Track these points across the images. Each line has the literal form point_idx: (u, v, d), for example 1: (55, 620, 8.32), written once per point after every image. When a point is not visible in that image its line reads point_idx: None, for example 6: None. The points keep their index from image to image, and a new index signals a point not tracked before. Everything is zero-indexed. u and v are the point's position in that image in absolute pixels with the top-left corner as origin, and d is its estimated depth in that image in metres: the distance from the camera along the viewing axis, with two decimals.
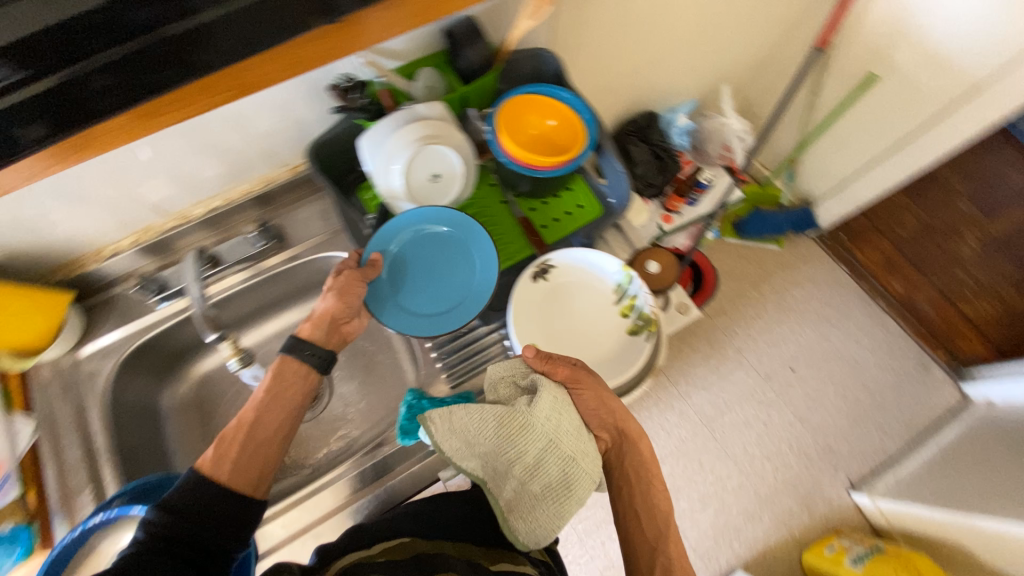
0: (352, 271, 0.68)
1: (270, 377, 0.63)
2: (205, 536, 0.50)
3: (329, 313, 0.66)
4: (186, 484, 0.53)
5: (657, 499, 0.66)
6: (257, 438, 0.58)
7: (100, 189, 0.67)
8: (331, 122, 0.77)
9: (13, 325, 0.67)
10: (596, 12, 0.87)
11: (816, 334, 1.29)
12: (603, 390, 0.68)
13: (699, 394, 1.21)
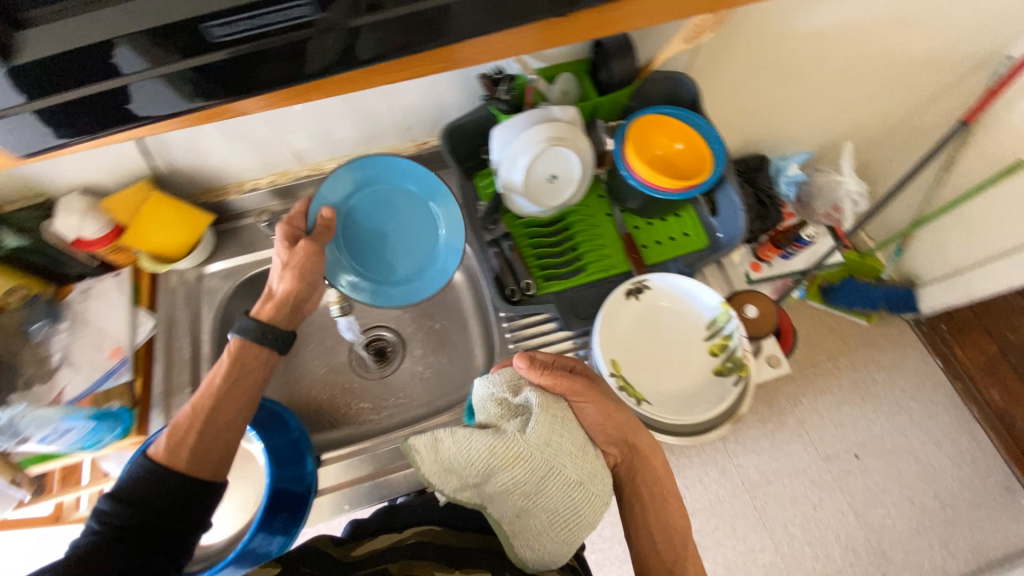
0: (308, 241, 0.68)
1: (229, 362, 0.62)
2: (167, 523, 0.53)
3: (291, 294, 0.67)
4: (141, 474, 0.55)
5: (676, 516, 0.63)
6: (216, 424, 0.59)
7: (263, 130, 0.75)
8: (466, 108, 0.82)
9: (162, 232, 0.77)
10: (738, 48, 0.87)
11: (893, 426, 1.20)
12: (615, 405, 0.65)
13: (748, 456, 1.16)
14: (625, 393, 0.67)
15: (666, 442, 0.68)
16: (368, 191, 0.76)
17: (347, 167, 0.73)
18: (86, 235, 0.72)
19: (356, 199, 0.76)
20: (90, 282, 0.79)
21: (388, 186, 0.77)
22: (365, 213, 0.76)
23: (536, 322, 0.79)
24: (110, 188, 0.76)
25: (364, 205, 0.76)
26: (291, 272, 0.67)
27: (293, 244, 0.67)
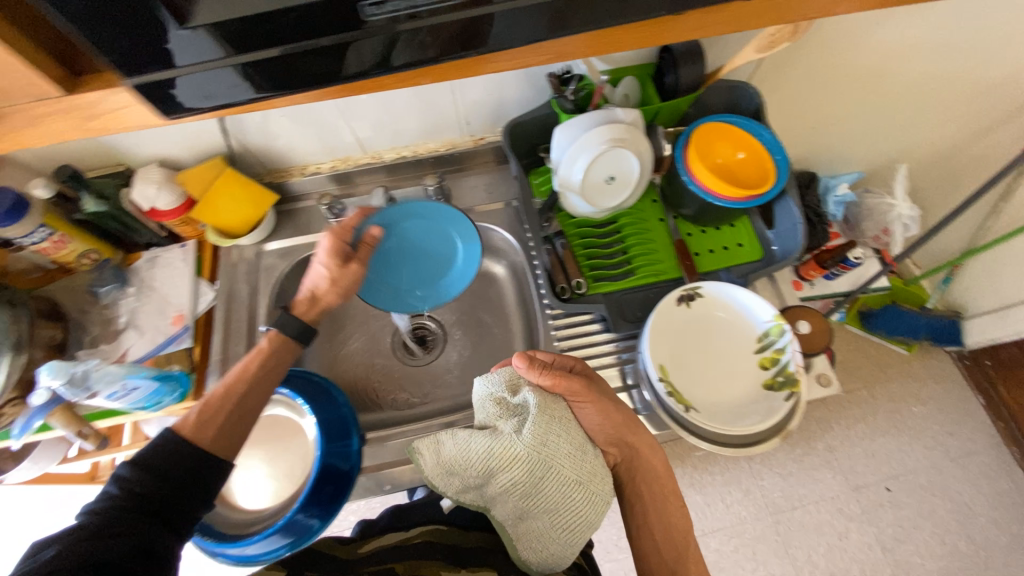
0: (359, 264, 0.70)
1: (258, 351, 0.65)
2: (181, 497, 0.53)
3: (331, 305, 0.70)
4: (163, 446, 0.55)
5: (677, 517, 0.65)
6: (241, 407, 0.61)
7: (330, 117, 0.77)
8: (527, 106, 0.83)
9: (231, 207, 0.80)
10: (802, 61, 0.86)
11: (929, 461, 1.17)
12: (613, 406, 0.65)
13: (773, 478, 1.16)
14: (673, 399, 0.66)
15: (708, 451, 0.66)
16: (416, 219, 0.78)
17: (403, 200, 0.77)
18: (160, 205, 0.75)
19: (405, 220, 0.77)
20: (156, 251, 0.82)
21: (434, 217, 0.78)
22: (406, 236, 0.77)
23: (579, 321, 0.79)
24: (185, 163, 0.80)
25: (409, 228, 0.77)
26: (337, 287, 0.68)
27: (343, 261, 0.69)
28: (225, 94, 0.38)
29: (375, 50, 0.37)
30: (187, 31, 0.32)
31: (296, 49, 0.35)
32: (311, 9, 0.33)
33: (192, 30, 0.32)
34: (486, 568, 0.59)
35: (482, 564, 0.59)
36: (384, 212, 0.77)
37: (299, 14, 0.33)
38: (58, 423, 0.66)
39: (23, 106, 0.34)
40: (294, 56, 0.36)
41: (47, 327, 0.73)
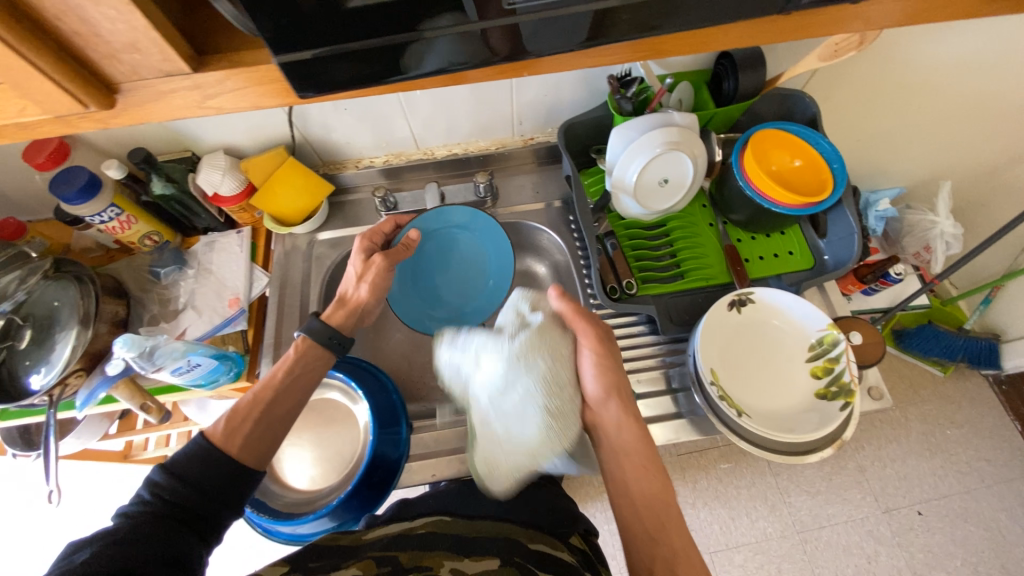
0: (383, 257, 0.72)
1: (293, 356, 0.63)
2: (207, 504, 0.50)
3: (361, 303, 0.71)
4: (195, 452, 0.53)
5: (646, 485, 0.57)
6: (272, 416, 0.59)
7: (387, 112, 0.79)
8: (580, 107, 0.84)
9: (288, 196, 0.83)
10: (859, 75, 0.85)
11: (962, 486, 1.13)
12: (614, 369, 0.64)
13: (801, 496, 1.12)
14: (726, 403, 0.66)
15: (761, 458, 0.66)
16: (456, 229, 0.85)
17: (446, 205, 0.82)
18: (223, 191, 0.78)
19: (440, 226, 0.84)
20: (214, 235, 0.84)
21: (477, 232, 0.85)
22: (446, 242, 0.85)
23: (623, 322, 0.80)
24: (246, 152, 0.83)
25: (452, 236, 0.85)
26: (368, 283, 0.71)
27: (369, 258, 0.72)
28: (301, 87, 0.37)
29: (450, 50, 0.37)
30: (345, 11, 0.32)
31: (335, 50, 0.35)
32: (395, 7, 0.33)
33: (350, 8, 0.32)
34: (488, 556, 0.49)
35: (486, 553, 0.50)
36: (421, 215, 0.82)
37: (378, 11, 0.33)
38: (122, 395, 0.71)
39: (153, 82, 0.37)
40: (338, 56, 0.35)
41: (111, 303, 0.74)
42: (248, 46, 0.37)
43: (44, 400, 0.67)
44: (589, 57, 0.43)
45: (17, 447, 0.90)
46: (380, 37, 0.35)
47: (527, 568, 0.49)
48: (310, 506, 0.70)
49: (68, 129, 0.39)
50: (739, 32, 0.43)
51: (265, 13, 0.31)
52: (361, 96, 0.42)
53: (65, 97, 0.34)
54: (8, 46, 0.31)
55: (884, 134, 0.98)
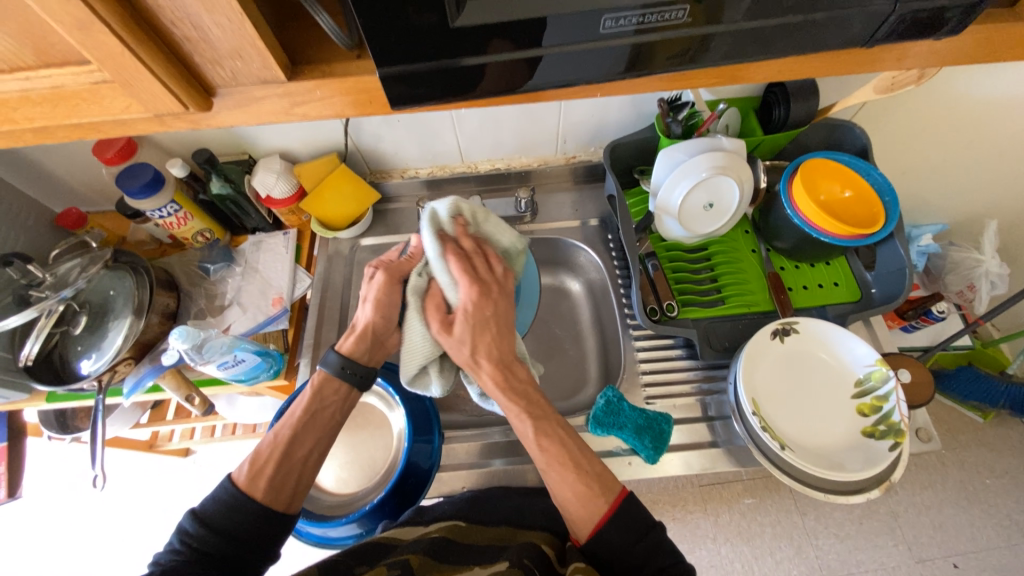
0: (386, 275, 0.63)
1: (309, 395, 0.59)
2: (235, 553, 0.50)
3: (371, 326, 0.63)
4: (222, 499, 0.52)
5: (523, 425, 0.58)
6: (293, 458, 0.56)
7: (436, 127, 0.81)
8: (627, 129, 0.85)
9: (335, 201, 0.85)
10: (915, 114, 0.84)
11: (1003, 541, 1.05)
12: (497, 320, 0.61)
13: (829, 539, 1.05)
14: (768, 434, 0.64)
15: (811, 498, 0.64)
16: None
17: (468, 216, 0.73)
18: (275, 194, 0.80)
19: None
20: (262, 235, 0.87)
21: None
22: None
23: (660, 345, 0.79)
24: (299, 157, 0.86)
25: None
26: (370, 303, 0.62)
27: (371, 275, 0.64)
28: (396, 100, 0.40)
29: (532, 67, 0.39)
30: (451, 30, 0.35)
31: (434, 65, 0.37)
32: (494, 28, 0.35)
33: (454, 27, 0.35)
34: (498, 561, 0.53)
35: (495, 559, 0.54)
36: None
37: (476, 32, 0.35)
38: (167, 385, 0.73)
39: (249, 87, 0.40)
40: (436, 71, 0.38)
41: (163, 295, 0.76)
42: (337, 57, 0.41)
43: (93, 386, 0.69)
44: (664, 82, 0.45)
45: (52, 430, 0.92)
46: (477, 55, 0.37)
47: (534, 571, 0.51)
48: (344, 509, 0.70)
49: (161, 127, 0.41)
50: (799, 64, 0.44)
51: (380, 30, 0.34)
52: (440, 109, 0.44)
53: (169, 97, 0.37)
54: (130, 49, 0.33)
55: (932, 172, 0.96)
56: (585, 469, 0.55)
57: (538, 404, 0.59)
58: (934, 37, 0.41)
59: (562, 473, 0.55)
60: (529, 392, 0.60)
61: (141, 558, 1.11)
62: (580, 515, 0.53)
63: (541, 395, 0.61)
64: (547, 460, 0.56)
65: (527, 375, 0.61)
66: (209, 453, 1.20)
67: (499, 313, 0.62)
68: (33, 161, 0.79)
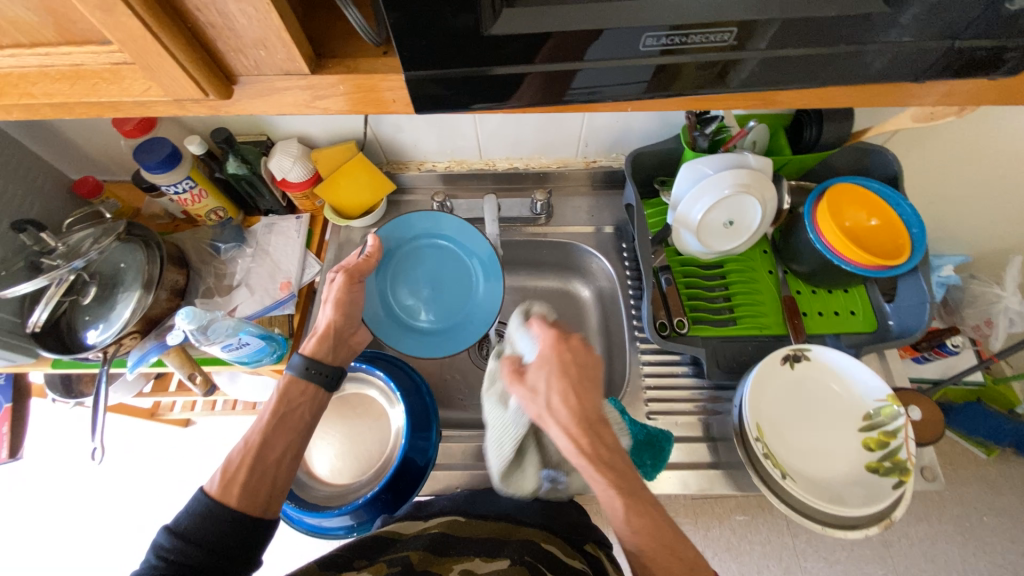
0: (345, 277, 0.67)
1: (277, 398, 0.60)
2: (213, 566, 0.47)
3: (333, 327, 0.66)
4: (198, 510, 0.50)
5: (614, 500, 0.50)
6: (266, 461, 0.56)
7: (456, 123, 0.80)
8: (651, 138, 0.83)
9: (350, 189, 0.84)
10: (952, 147, 0.81)
11: None
12: (579, 368, 0.55)
13: (820, 565, 1.02)
14: (769, 462, 0.63)
15: (811, 531, 0.62)
16: (425, 240, 0.79)
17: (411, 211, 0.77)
18: (291, 177, 0.80)
19: (416, 243, 0.79)
20: (274, 218, 0.86)
21: (444, 236, 0.79)
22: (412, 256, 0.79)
23: (666, 360, 0.78)
24: (318, 142, 0.85)
25: (427, 246, 0.79)
26: (330, 305, 0.66)
27: (332, 279, 0.67)
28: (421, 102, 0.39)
29: (560, 78, 0.37)
30: (483, 37, 0.34)
31: (463, 72, 0.36)
32: (526, 39, 0.34)
33: (487, 36, 0.34)
34: (500, 556, 0.52)
35: (498, 554, 0.53)
36: (388, 229, 0.77)
37: (506, 42, 0.34)
38: (172, 362, 0.74)
39: (271, 78, 0.39)
40: (465, 77, 0.36)
41: (173, 272, 0.75)
42: (363, 53, 0.40)
43: (98, 357, 0.70)
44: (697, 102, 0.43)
45: (57, 394, 0.93)
46: (511, 65, 0.36)
47: (538, 567, 0.51)
48: (340, 500, 0.71)
49: (180, 111, 0.41)
50: (842, 92, 0.42)
51: (413, 33, 0.33)
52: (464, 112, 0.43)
53: (189, 83, 0.36)
54: (153, 34, 0.33)
55: (963, 205, 0.93)
56: (678, 553, 0.49)
57: (628, 477, 0.51)
58: (989, 77, 0.39)
59: (654, 555, 0.49)
60: (620, 461, 0.52)
61: (136, 523, 1.13)
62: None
63: (630, 466, 0.52)
64: (637, 542, 0.49)
65: (615, 440, 0.53)
66: (209, 425, 1.21)
67: (585, 364, 0.56)
68: (54, 128, 0.79)
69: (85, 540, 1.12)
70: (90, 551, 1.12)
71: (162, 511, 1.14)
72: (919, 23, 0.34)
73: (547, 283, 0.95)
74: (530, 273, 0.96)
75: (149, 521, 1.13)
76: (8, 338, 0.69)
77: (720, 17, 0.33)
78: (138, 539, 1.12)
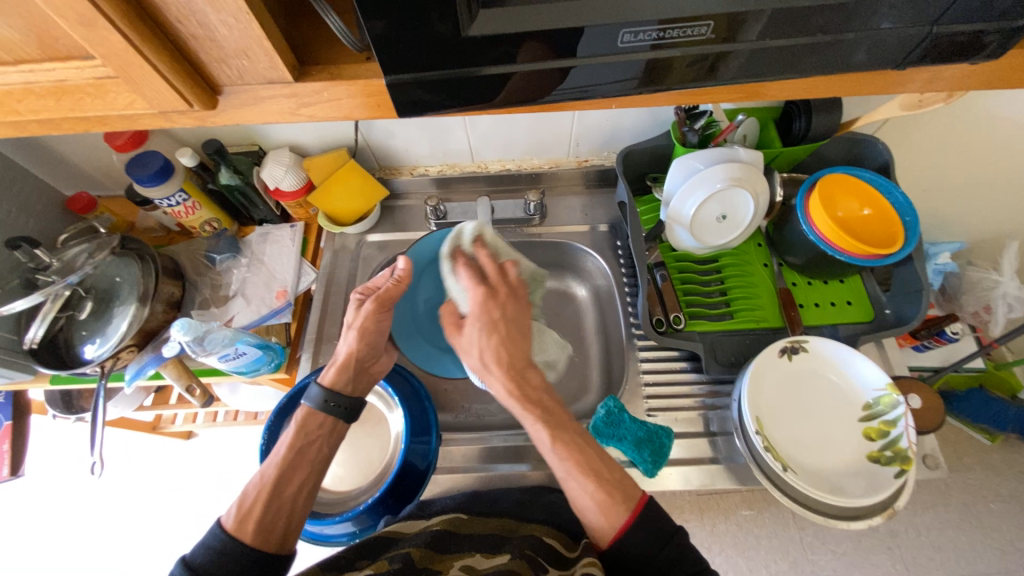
0: (374, 304, 0.65)
1: (294, 430, 0.60)
2: None
3: (353, 357, 0.64)
4: (214, 546, 0.51)
5: (540, 431, 0.57)
6: (282, 497, 0.56)
7: (445, 126, 0.80)
8: (641, 135, 0.84)
9: (343, 195, 0.85)
10: (942, 134, 0.81)
11: (1005, 569, 1.01)
12: (504, 322, 0.63)
13: (827, 558, 1.01)
14: (771, 455, 0.63)
15: (816, 524, 0.62)
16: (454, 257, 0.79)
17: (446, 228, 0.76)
18: (284, 186, 0.80)
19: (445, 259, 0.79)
20: (269, 227, 0.86)
21: None
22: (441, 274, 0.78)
23: (664, 356, 0.78)
24: (309, 150, 0.85)
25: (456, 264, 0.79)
26: (354, 332, 0.64)
27: (359, 304, 0.65)
28: (404, 106, 0.39)
29: (540, 77, 0.37)
30: (463, 39, 0.34)
31: (443, 74, 0.36)
32: (504, 39, 0.34)
33: (467, 37, 0.34)
34: (500, 552, 0.54)
35: (499, 551, 0.54)
36: (416, 245, 0.76)
37: (485, 44, 0.34)
38: (169, 374, 0.73)
39: (256, 87, 0.39)
40: (447, 79, 0.37)
41: (169, 284, 0.76)
42: (346, 59, 0.40)
43: (96, 371, 0.70)
44: (678, 99, 0.44)
45: (58, 409, 0.93)
46: (493, 66, 0.36)
47: (538, 563, 0.52)
48: (339, 507, 0.70)
49: (167, 123, 0.41)
50: (821, 82, 0.42)
51: (393, 37, 0.33)
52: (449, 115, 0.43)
53: (174, 94, 0.37)
54: (134, 47, 0.33)
55: (956, 192, 0.93)
56: (604, 476, 0.55)
57: (552, 410, 0.59)
58: (971, 61, 0.39)
59: (581, 481, 0.54)
60: (545, 397, 0.60)
61: (139, 536, 1.13)
62: (601, 523, 0.53)
63: (556, 403, 0.60)
64: (565, 468, 0.56)
65: (540, 380, 0.61)
66: (211, 437, 1.21)
67: (512, 317, 0.64)
68: (47, 145, 0.79)
69: (89, 557, 1.12)
70: (94, 567, 1.11)
71: (166, 525, 1.13)
72: (895, 10, 0.34)
73: None
74: None
75: (152, 535, 1.13)
76: (5, 355, 0.69)
77: (698, 12, 0.33)
78: (142, 553, 1.11)
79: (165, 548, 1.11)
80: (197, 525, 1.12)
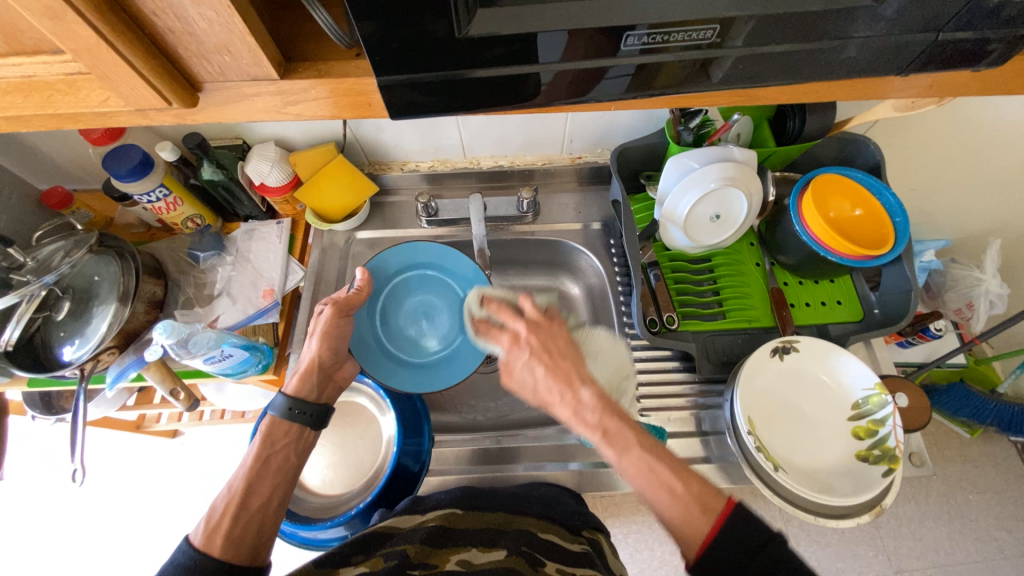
0: (334, 309, 0.65)
1: (259, 440, 0.60)
2: None
3: (318, 365, 0.64)
4: (181, 563, 0.49)
5: (610, 453, 0.53)
6: (250, 507, 0.55)
7: (434, 124, 0.79)
8: (635, 133, 0.83)
9: (332, 191, 0.82)
10: (933, 135, 0.82)
11: (978, 557, 1.04)
12: (547, 352, 0.58)
13: (812, 548, 1.03)
14: (762, 455, 0.63)
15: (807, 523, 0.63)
16: (417, 271, 0.76)
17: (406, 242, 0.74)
18: (270, 181, 0.78)
19: (407, 274, 0.76)
20: (254, 224, 0.84)
21: (439, 266, 0.75)
22: (417, 283, 0.76)
23: (656, 356, 0.78)
24: (297, 144, 0.83)
25: (417, 279, 0.76)
26: (317, 337, 0.64)
27: (320, 311, 0.65)
28: (394, 107, 0.37)
29: (536, 77, 0.36)
30: (458, 40, 0.33)
31: (435, 75, 0.35)
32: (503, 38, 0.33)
33: (462, 38, 0.32)
34: (496, 548, 0.54)
35: (495, 546, 0.54)
36: (379, 257, 0.74)
37: (479, 45, 0.33)
38: (152, 377, 0.72)
39: (238, 84, 0.38)
40: (439, 82, 0.35)
41: (150, 283, 0.73)
42: (333, 56, 0.39)
43: (75, 373, 0.67)
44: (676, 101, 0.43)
45: (37, 411, 0.89)
46: (486, 67, 0.35)
47: (534, 558, 0.53)
48: (331, 512, 0.70)
49: (144, 121, 0.39)
50: (822, 86, 0.42)
51: (385, 38, 0.32)
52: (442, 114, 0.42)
53: (151, 92, 0.35)
54: (106, 41, 0.31)
55: (945, 192, 0.94)
56: (679, 491, 0.50)
57: (619, 430, 0.53)
58: (972, 68, 0.38)
59: (657, 493, 0.51)
60: (608, 421, 0.54)
61: (122, 536, 1.11)
62: (687, 535, 0.48)
63: (621, 419, 0.54)
64: (640, 483, 0.52)
65: (593, 399, 0.54)
66: (196, 435, 1.19)
67: (547, 343, 0.58)
68: (19, 138, 0.76)
69: (68, 558, 1.10)
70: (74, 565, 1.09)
71: (148, 522, 1.12)
72: (900, 18, 0.33)
73: (536, 281, 0.95)
74: (517, 270, 0.95)
75: (134, 532, 1.11)
76: None
77: (702, 16, 0.32)
78: (125, 552, 1.09)
79: (149, 547, 1.10)
80: (181, 522, 1.11)
